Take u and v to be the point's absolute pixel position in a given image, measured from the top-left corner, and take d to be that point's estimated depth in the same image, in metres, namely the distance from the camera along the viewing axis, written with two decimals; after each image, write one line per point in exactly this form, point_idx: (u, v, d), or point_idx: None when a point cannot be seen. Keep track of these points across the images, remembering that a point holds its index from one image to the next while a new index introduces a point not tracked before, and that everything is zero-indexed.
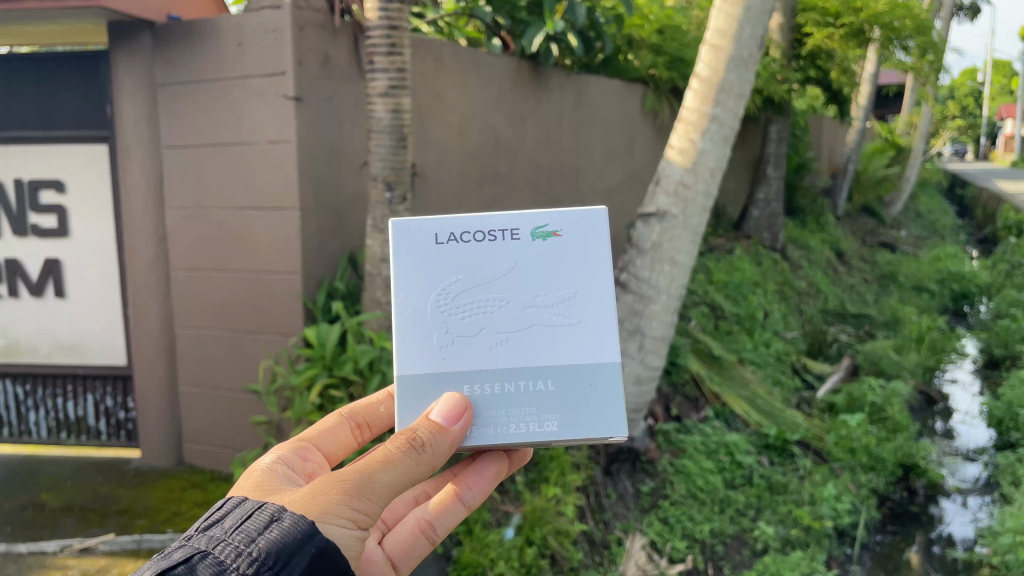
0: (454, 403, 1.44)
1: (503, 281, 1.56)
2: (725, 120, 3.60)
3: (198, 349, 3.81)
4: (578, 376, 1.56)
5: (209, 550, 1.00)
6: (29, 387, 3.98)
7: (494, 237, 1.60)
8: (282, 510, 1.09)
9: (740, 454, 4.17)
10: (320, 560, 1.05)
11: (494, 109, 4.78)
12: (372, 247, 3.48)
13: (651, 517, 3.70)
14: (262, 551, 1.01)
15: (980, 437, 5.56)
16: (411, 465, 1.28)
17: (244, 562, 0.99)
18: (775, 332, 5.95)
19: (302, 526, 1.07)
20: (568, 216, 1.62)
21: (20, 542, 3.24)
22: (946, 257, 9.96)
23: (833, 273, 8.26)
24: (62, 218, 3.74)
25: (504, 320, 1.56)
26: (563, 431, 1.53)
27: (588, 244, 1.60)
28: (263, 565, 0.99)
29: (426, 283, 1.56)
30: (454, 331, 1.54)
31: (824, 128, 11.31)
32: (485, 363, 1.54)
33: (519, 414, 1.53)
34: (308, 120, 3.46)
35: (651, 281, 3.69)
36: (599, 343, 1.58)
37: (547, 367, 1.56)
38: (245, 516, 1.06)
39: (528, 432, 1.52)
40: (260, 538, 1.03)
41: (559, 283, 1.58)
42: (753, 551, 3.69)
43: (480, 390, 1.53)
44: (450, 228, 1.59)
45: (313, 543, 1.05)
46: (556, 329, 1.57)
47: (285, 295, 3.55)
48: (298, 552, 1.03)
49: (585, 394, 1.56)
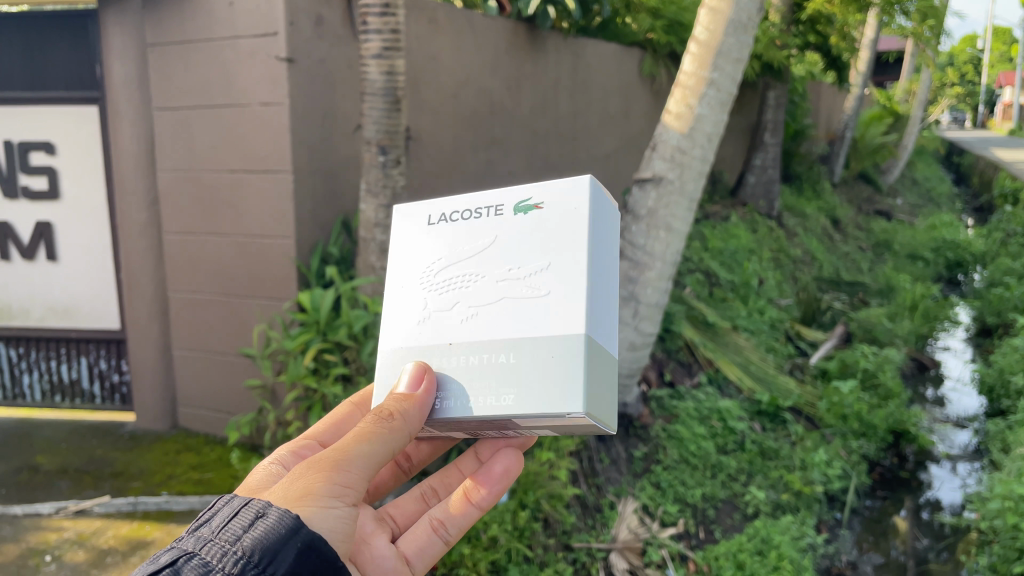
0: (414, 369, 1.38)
1: (479, 256, 1.44)
2: (722, 85, 3.55)
3: (191, 313, 3.79)
4: (541, 347, 1.34)
5: (195, 552, 1.00)
6: (23, 350, 3.97)
7: (480, 213, 1.50)
8: (268, 506, 1.07)
9: (732, 420, 4.20)
10: (306, 555, 1.03)
11: (490, 73, 4.72)
12: (366, 212, 3.46)
13: (643, 481, 3.73)
14: (246, 550, 1.00)
15: (971, 404, 5.60)
16: (382, 434, 1.27)
17: (229, 563, 0.99)
18: (768, 299, 5.97)
19: (287, 520, 1.05)
20: (554, 187, 1.45)
21: (16, 504, 3.25)
22: (942, 225, 9.97)
23: (828, 241, 8.26)
24: (53, 180, 3.70)
25: (477, 293, 1.42)
26: (520, 408, 1.31)
27: (571, 216, 1.42)
28: (248, 564, 0.99)
29: (415, 262, 1.53)
30: (430, 306, 1.46)
31: (822, 95, 11.24)
32: (455, 337, 1.41)
33: (481, 388, 1.35)
34: (300, 82, 3.40)
35: (646, 247, 3.68)
36: (569, 313, 1.34)
37: (512, 338, 1.37)
38: (232, 513, 1.05)
39: (483, 408, 1.34)
40: (246, 536, 1.02)
41: (534, 254, 1.40)
42: (744, 516, 3.72)
43: (447, 364, 1.40)
44: (442, 210, 1.54)
45: (300, 538, 1.04)
46: (529, 302, 1.38)
47: (279, 260, 3.53)
48: (283, 548, 1.02)
49: (546, 368, 1.32)
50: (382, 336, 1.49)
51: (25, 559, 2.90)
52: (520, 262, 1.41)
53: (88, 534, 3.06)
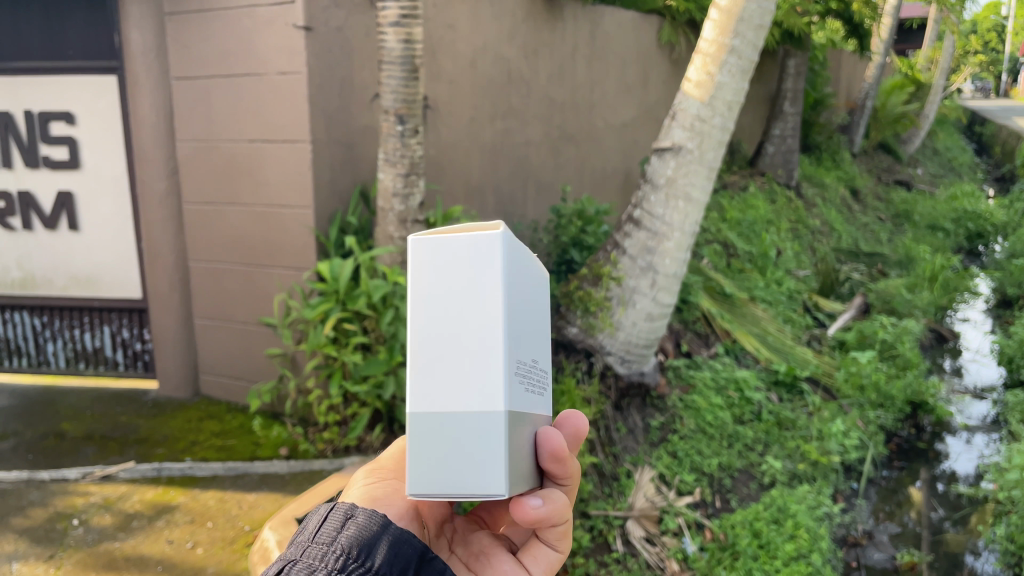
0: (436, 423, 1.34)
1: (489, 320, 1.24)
2: (744, 53, 3.50)
3: (211, 283, 3.82)
4: None
5: (294, 558, 0.97)
6: (46, 319, 4.02)
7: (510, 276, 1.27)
8: (354, 506, 1.05)
9: (749, 390, 4.21)
10: (400, 545, 1.01)
11: (507, 41, 4.68)
12: (385, 181, 3.47)
13: (660, 450, 3.75)
14: (343, 549, 0.98)
15: (989, 375, 5.58)
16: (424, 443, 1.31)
17: (330, 561, 0.96)
18: (786, 270, 5.95)
19: (377, 517, 1.03)
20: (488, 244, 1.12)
21: (43, 469, 3.31)
22: (963, 196, 9.87)
23: (847, 211, 8.20)
24: (74, 149, 3.72)
25: None
26: None
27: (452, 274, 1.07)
28: (349, 559, 0.97)
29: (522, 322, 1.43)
30: None
31: (843, 63, 11.09)
32: None
33: None
34: (318, 50, 3.38)
35: (664, 217, 3.67)
36: None
37: None
38: (319, 517, 1.03)
39: None
40: (339, 537, 0.99)
41: None
42: (760, 485, 3.73)
43: None
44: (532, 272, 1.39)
45: (390, 530, 1.02)
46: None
47: (298, 229, 3.54)
48: (378, 541, 1.00)
49: None
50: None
51: (53, 522, 2.96)
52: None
53: (114, 499, 3.12)
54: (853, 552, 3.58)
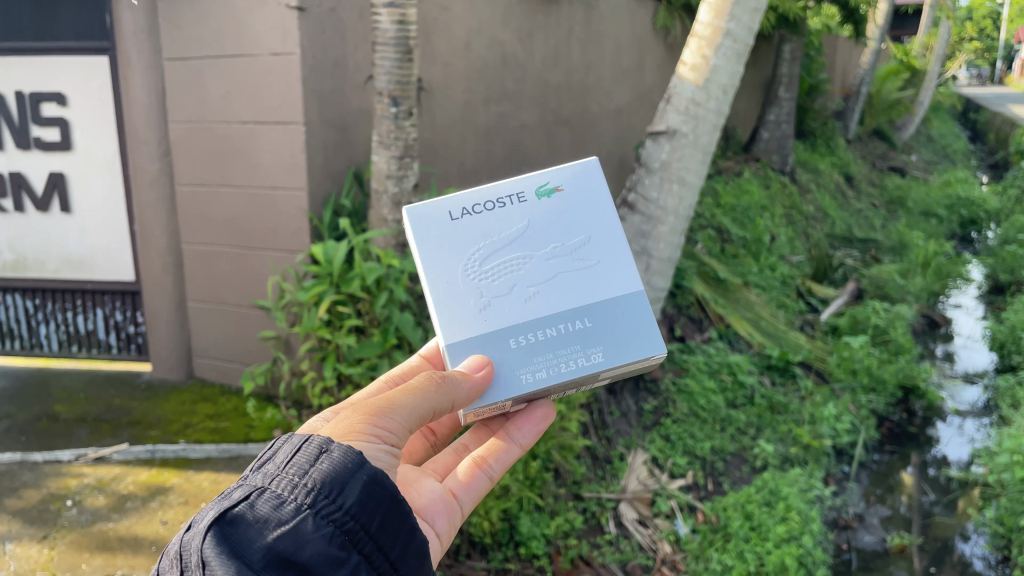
0: (477, 361, 1.50)
1: (517, 241, 1.62)
2: (739, 36, 3.49)
3: (205, 265, 3.81)
4: (609, 310, 1.62)
5: (266, 486, 1.03)
6: (39, 301, 4.01)
7: (502, 204, 1.66)
8: (330, 440, 1.09)
9: (742, 374, 4.23)
10: (372, 487, 1.06)
11: (502, 24, 4.66)
12: (378, 163, 3.46)
13: (652, 434, 3.76)
14: (315, 483, 1.03)
15: (981, 360, 5.61)
16: (431, 395, 1.34)
17: (301, 494, 1.01)
18: (780, 256, 5.97)
19: (352, 455, 1.07)
20: (566, 175, 1.71)
21: (36, 451, 3.31)
22: (957, 182, 9.89)
23: (841, 197, 8.21)
24: (65, 131, 3.69)
25: (531, 274, 1.61)
26: (609, 360, 1.58)
27: (588, 197, 1.70)
28: (319, 495, 1.02)
29: (453, 255, 1.61)
30: (488, 294, 1.59)
31: (838, 49, 11.07)
32: (525, 315, 1.59)
33: (567, 353, 1.57)
34: (311, 31, 3.36)
35: (659, 201, 3.67)
36: (620, 279, 1.66)
37: (582, 307, 1.61)
38: (294, 449, 1.07)
39: (577, 367, 1.56)
40: (312, 470, 1.04)
41: (571, 232, 1.66)
42: (753, 468, 3.75)
43: (524, 340, 1.57)
44: (460, 204, 1.65)
45: (364, 470, 1.06)
46: (582, 271, 1.64)
47: (291, 212, 3.53)
48: (350, 480, 1.04)
49: (619, 325, 1.61)
50: (439, 330, 1.56)
51: (47, 503, 2.96)
52: (563, 240, 1.65)
53: (108, 480, 3.12)
54: (844, 534, 3.61)
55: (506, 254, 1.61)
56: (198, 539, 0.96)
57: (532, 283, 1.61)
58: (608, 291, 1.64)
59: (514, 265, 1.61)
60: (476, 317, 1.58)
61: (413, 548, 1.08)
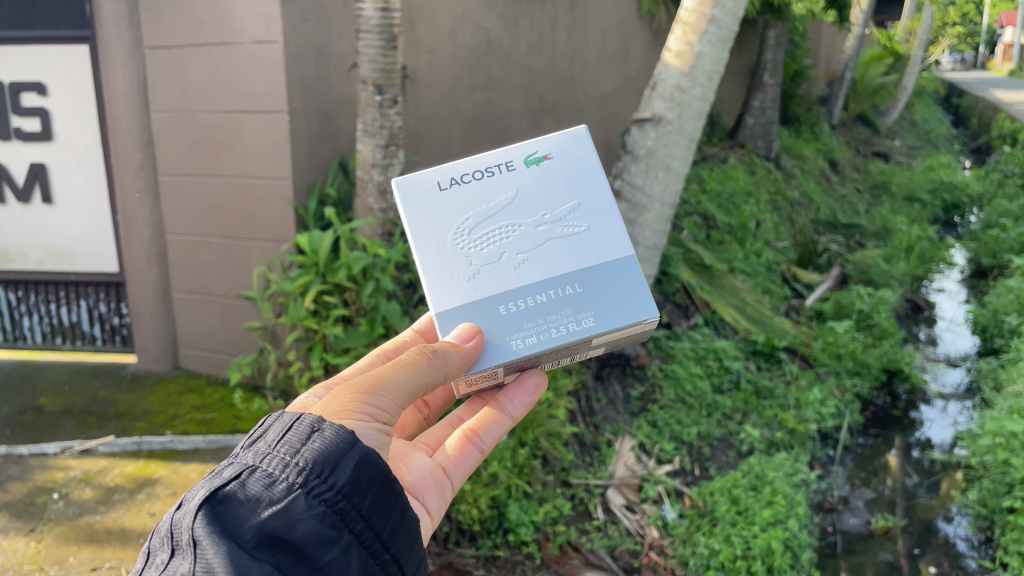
0: (468, 330, 1.50)
1: (506, 208, 1.64)
2: (724, 22, 3.48)
3: (189, 256, 3.79)
4: (599, 274, 1.62)
5: (256, 465, 1.02)
6: (21, 293, 3.97)
7: (492, 172, 1.67)
8: (321, 420, 1.09)
9: (728, 359, 4.25)
10: (363, 466, 1.06)
11: (486, 11, 4.63)
12: (363, 152, 3.45)
13: (640, 420, 3.79)
14: (307, 462, 1.03)
15: (964, 344, 5.67)
16: (422, 369, 1.34)
17: (293, 473, 1.01)
18: (765, 242, 5.99)
19: (343, 434, 1.07)
20: (555, 141, 1.72)
21: (21, 444, 3.29)
22: (940, 167, 9.95)
23: (825, 183, 8.25)
24: (45, 121, 3.65)
25: (521, 241, 1.62)
26: (600, 325, 1.57)
27: (577, 163, 1.71)
28: (311, 475, 1.02)
29: (442, 224, 1.63)
30: (476, 261, 1.60)
31: (822, 35, 11.09)
32: (515, 282, 1.59)
33: (558, 319, 1.56)
34: (294, 18, 3.33)
35: (644, 188, 3.67)
36: (610, 243, 1.66)
37: (573, 272, 1.61)
38: (285, 427, 1.07)
39: (568, 333, 1.55)
40: (304, 449, 1.04)
41: (560, 198, 1.67)
42: (739, 453, 3.78)
43: (514, 307, 1.57)
44: (449, 175, 1.67)
45: (356, 450, 1.07)
46: (573, 238, 1.64)
47: (276, 201, 3.51)
48: (342, 460, 1.05)
49: (610, 289, 1.61)
50: (429, 298, 1.57)
51: (33, 497, 2.95)
52: (553, 208, 1.66)
53: (94, 473, 3.11)
54: (829, 517, 3.65)
55: (494, 221, 1.62)
56: (189, 518, 0.95)
57: (523, 249, 1.61)
58: (601, 256, 1.64)
59: (503, 231, 1.62)
60: (465, 285, 1.58)
61: (402, 525, 1.10)
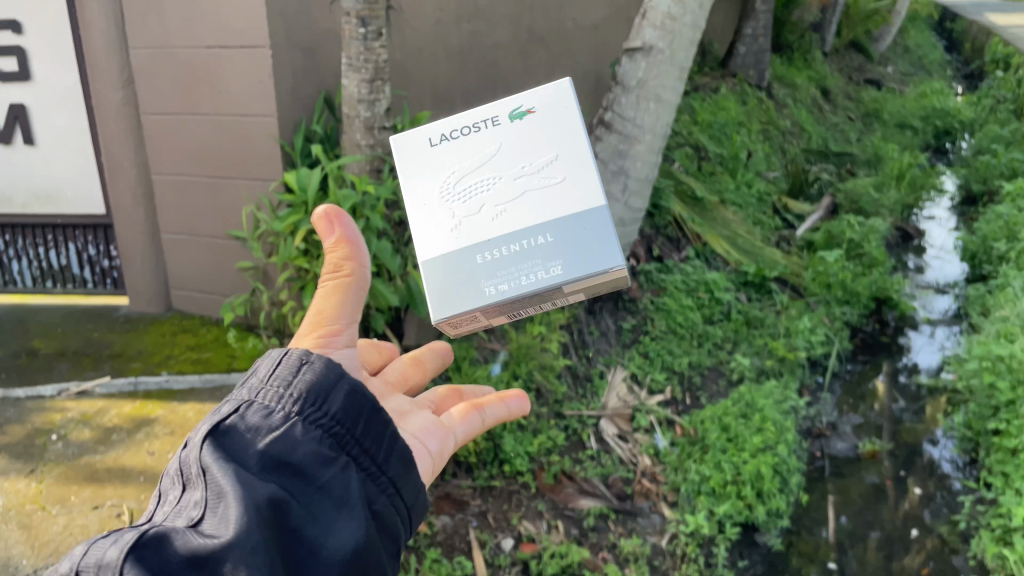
0: (324, 215, 1.36)
1: (488, 161, 1.68)
2: None
3: (176, 197, 3.75)
4: (575, 223, 1.64)
5: (253, 399, 1.09)
6: (9, 238, 3.95)
7: (477, 127, 1.71)
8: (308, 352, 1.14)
9: (719, 290, 4.27)
10: (355, 395, 1.13)
11: None
12: (349, 88, 3.38)
13: (631, 351, 3.83)
14: (301, 393, 1.09)
15: (952, 271, 5.70)
16: (348, 287, 1.38)
17: (288, 404, 1.08)
18: (756, 172, 5.96)
19: (332, 365, 1.13)
20: (540, 93, 1.72)
21: (18, 387, 3.31)
22: (934, 94, 9.83)
23: (817, 112, 8.17)
24: (23, 61, 3.57)
25: (499, 193, 1.65)
26: (569, 273, 1.60)
27: (561, 116, 1.71)
28: (306, 404, 1.08)
29: (428, 176, 1.69)
30: (456, 213, 1.66)
31: None
32: (493, 232, 1.64)
33: (528, 267, 1.61)
34: None
35: (635, 120, 3.62)
36: (587, 192, 1.66)
37: (548, 222, 1.64)
38: (276, 362, 1.13)
39: (537, 280, 1.60)
40: (296, 380, 1.10)
41: (541, 150, 1.68)
42: (729, 382, 3.84)
43: (489, 257, 1.63)
44: (439, 129, 1.72)
45: (346, 381, 1.13)
46: (550, 188, 1.66)
47: (262, 139, 3.47)
48: (334, 389, 1.11)
49: (585, 238, 1.62)
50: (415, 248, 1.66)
51: (33, 438, 2.99)
52: (532, 159, 1.68)
53: (92, 414, 3.14)
54: (817, 442, 3.72)
55: (475, 176, 1.67)
56: (195, 449, 1.02)
57: (500, 200, 1.65)
58: (577, 206, 1.65)
59: (482, 184, 1.66)
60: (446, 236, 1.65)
61: (397, 447, 1.17)
